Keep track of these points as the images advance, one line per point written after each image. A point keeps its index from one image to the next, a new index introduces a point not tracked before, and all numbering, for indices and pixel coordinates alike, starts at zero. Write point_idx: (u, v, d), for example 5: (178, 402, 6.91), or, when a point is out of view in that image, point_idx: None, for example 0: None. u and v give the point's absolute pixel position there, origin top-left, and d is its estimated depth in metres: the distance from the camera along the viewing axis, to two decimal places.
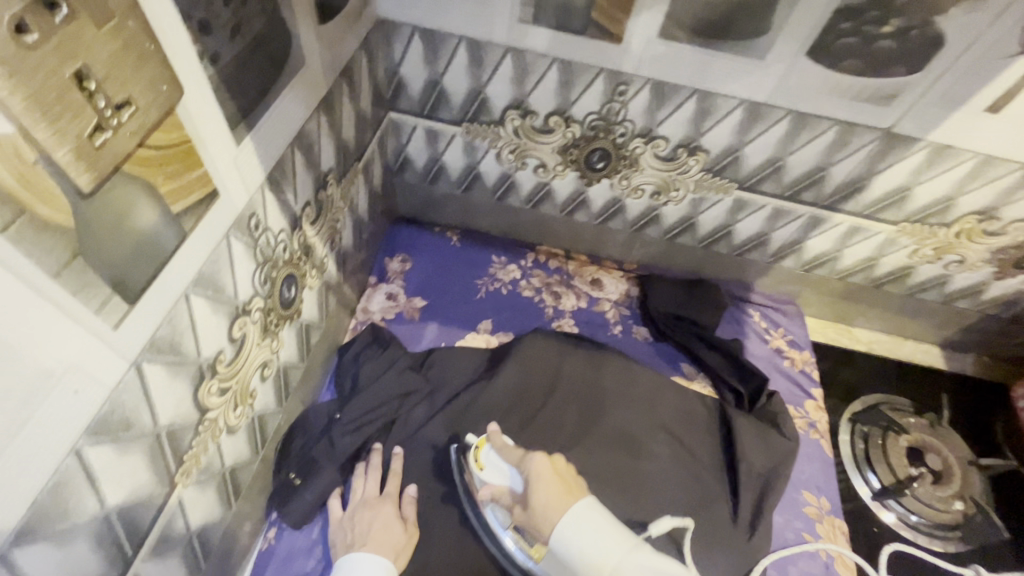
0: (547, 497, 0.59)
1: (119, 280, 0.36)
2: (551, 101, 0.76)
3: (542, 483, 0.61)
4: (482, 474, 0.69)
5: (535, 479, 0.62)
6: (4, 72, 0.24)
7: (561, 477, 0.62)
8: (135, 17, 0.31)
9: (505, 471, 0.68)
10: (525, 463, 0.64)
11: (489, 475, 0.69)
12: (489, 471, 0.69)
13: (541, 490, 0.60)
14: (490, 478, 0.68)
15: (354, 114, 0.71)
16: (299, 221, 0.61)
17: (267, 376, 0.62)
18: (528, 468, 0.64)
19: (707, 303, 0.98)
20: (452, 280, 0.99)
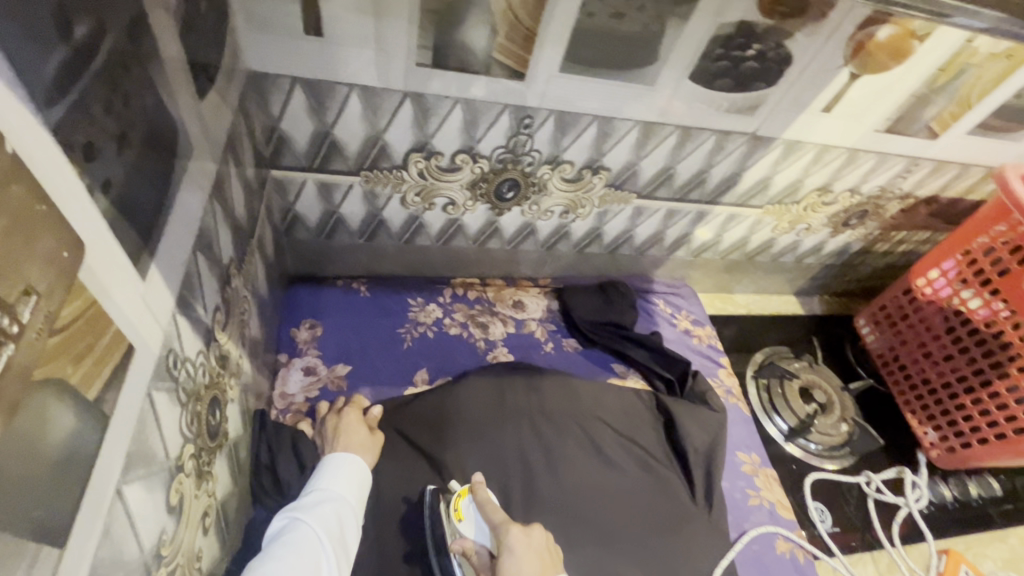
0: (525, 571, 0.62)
1: (45, 523, 0.26)
2: (456, 140, 0.73)
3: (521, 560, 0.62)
4: (459, 524, 0.69)
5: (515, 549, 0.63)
6: None
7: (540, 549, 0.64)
8: (15, 179, 0.22)
9: (482, 528, 0.69)
10: (503, 528, 0.66)
11: (466, 527, 0.69)
12: (467, 524, 0.69)
13: (520, 565, 0.62)
14: (463, 531, 0.69)
15: (240, 187, 0.60)
16: (212, 332, 0.51)
17: (209, 525, 0.51)
18: (507, 533, 0.65)
19: (622, 302, 1.04)
20: (373, 336, 0.91)
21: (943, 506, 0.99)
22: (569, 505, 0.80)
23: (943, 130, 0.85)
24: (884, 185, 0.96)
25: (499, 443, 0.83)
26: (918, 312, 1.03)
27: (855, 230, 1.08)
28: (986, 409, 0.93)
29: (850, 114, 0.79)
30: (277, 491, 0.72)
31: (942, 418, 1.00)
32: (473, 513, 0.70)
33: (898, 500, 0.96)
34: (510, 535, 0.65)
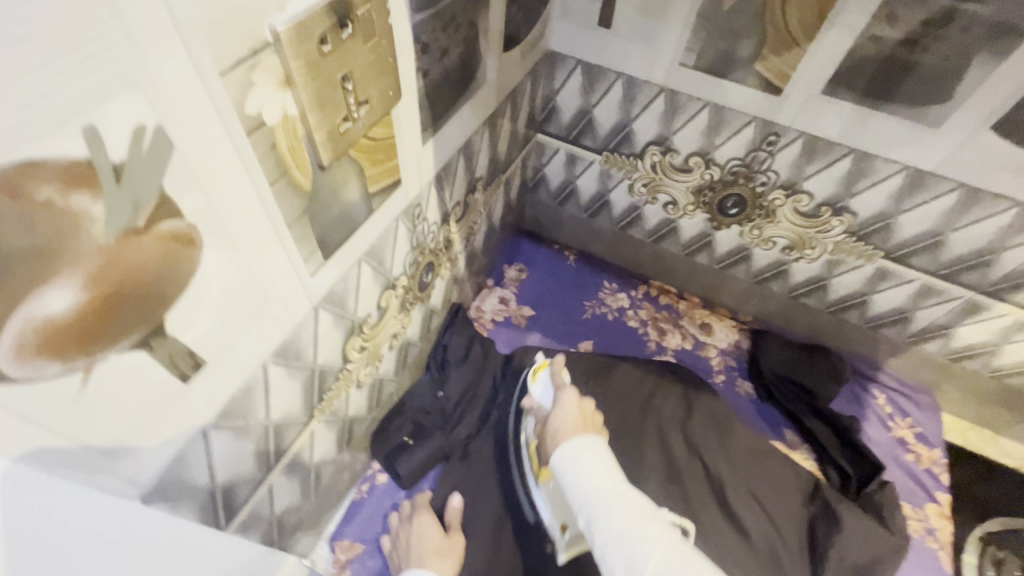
0: (564, 425, 0.59)
1: (324, 239, 0.44)
2: (695, 142, 0.78)
3: (566, 412, 0.61)
4: (533, 387, 0.72)
5: (561, 408, 0.62)
6: (309, 70, 0.33)
7: (585, 417, 0.61)
8: (387, 37, 0.39)
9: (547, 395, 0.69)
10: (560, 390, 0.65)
11: (536, 390, 0.71)
12: (536, 386, 0.71)
13: (559, 421, 0.60)
14: (535, 391, 0.71)
15: (509, 132, 0.79)
16: (448, 217, 0.70)
17: (393, 345, 0.71)
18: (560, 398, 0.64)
19: (826, 370, 0.91)
20: (562, 297, 1.04)
21: None
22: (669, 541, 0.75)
23: None
24: None
25: (623, 438, 0.85)
26: None
27: None
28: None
29: None
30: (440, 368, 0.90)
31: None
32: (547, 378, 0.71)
33: None
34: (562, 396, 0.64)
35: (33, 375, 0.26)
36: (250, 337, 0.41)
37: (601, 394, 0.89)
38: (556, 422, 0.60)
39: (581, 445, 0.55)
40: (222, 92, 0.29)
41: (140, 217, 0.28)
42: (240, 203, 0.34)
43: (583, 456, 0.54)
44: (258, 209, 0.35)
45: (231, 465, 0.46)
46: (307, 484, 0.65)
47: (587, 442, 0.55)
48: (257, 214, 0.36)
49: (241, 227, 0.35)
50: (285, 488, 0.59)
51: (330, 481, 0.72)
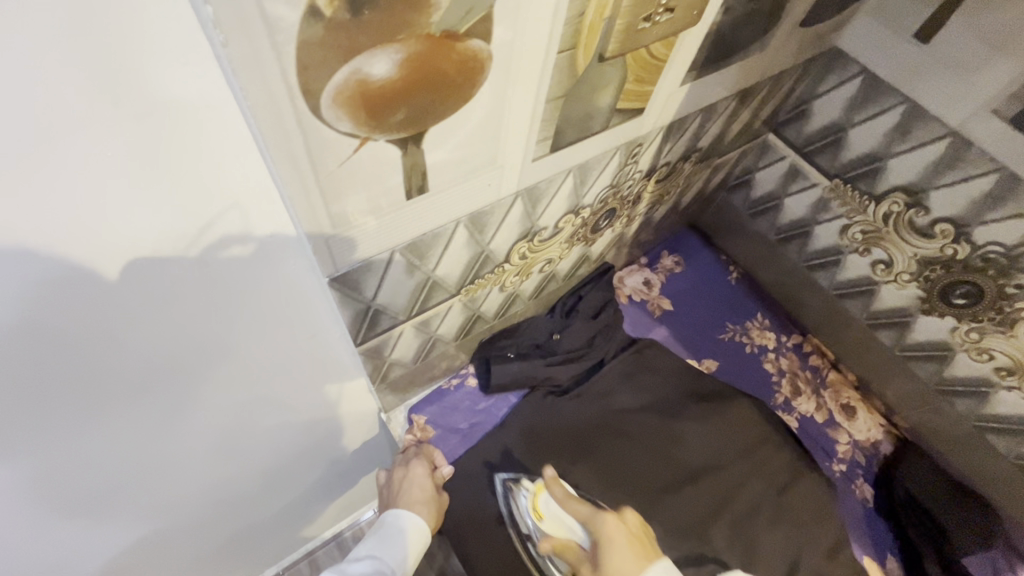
0: (615, 558, 0.57)
1: (561, 131, 0.45)
2: (956, 208, 0.66)
3: (613, 543, 0.58)
4: (542, 523, 0.72)
5: (607, 541, 0.59)
6: None
7: (633, 537, 0.59)
8: None
9: (566, 524, 0.71)
10: (582, 519, 0.63)
11: (549, 525, 0.72)
12: (550, 521, 0.72)
13: (614, 559, 0.57)
14: (547, 529, 0.72)
15: (748, 117, 0.73)
16: (653, 173, 0.67)
17: (543, 270, 0.72)
18: (597, 522, 0.61)
19: (972, 523, 0.78)
20: (707, 308, 0.98)
21: None
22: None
23: None
24: None
25: (707, 466, 0.80)
26: None
27: None
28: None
29: None
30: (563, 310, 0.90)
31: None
32: (549, 508, 0.73)
33: None
34: (605, 524, 0.60)
35: (330, 122, 0.30)
36: (465, 189, 0.43)
37: (703, 416, 0.83)
38: (610, 556, 0.57)
39: None
40: None
41: (465, 23, 0.30)
42: (529, 56, 0.35)
43: None
44: (537, 68, 0.36)
45: (390, 293, 0.50)
46: (421, 350, 0.69)
47: (652, 572, 0.55)
48: (533, 72, 0.36)
49: (518, 80, 0.36)
50: (407, 342, 0.63)
51: (435, 359, 0.77)
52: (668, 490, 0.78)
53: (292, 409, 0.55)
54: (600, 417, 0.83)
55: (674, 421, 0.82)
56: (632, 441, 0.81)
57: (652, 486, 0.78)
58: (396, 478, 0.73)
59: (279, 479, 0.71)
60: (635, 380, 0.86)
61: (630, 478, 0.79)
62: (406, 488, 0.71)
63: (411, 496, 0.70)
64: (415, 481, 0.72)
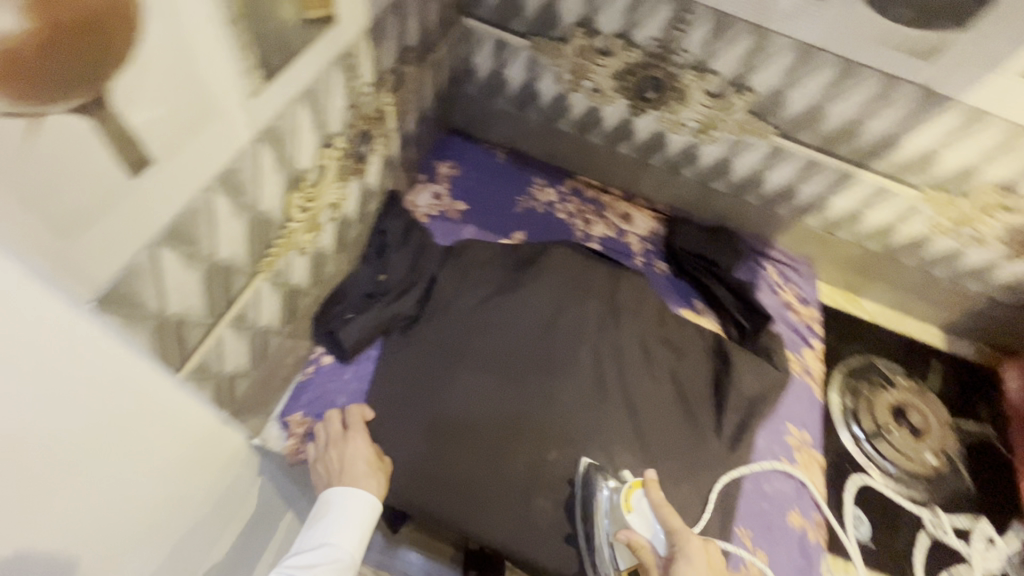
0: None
1: (265, 57, 0.44)
2: (617, 22, 0.83)
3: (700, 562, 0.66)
4: (629, 515, 0.73)
5: (693, 557, 0.67)
6: None
7: (710, 560, 0.68)
8: None
9: (651, 527, 0.72)
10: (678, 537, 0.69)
11: (636, 520, 0.72)
12: (637, 517, 0.72)
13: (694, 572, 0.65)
14: (631, 522, 0.72)
15: (438, 4, 0.78)
16: (382, 83, 0.69)
17: (332, 218, 0.71)
18: (682, 540, 0.69)
19: (727, 247, 1.04)
20: (495, 193, 1.07)
21: None
22: (598, 387, 0.87)
23: None
24: None
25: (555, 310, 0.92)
26: None
27: None
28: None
29: None
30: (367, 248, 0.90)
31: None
32: (639, 509, 0.73)
33: (961, 545, 0.85)
34: (686, 542, 0.68)
35: None
36: (196, 149, 0.41)
37: (532, 276, 0.94)
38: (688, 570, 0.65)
39: None
40: None
41: None
42: None
43: None
44: None
45: (180, 296, 0.46)
46: (255, 351, 0.65)
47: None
48: None
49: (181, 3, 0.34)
50: (232, 347, 0.59)
51: (274, 356, 0.73)
52: (537, 346, 0.88)
53: (140, 447, 0.49)
54: (454, 323, 0.88)
55: (514, 293, 0.92)
56: (490, 327, 0.89)
57: (523, 352, 0.88)
58: (338, 458, 0.73)
59: (189, 553, 0.65)
60: (470, 276, 0.93)
61: (502, 355, 0.87)
62: (351, 465, 0.72)
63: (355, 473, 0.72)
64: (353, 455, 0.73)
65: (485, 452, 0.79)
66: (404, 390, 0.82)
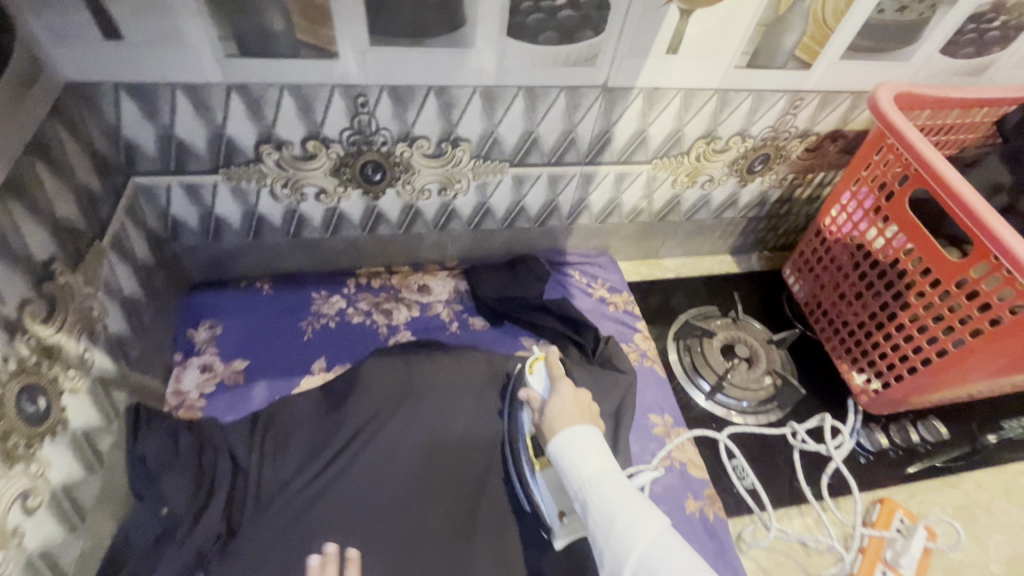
0: (563, 418, 0.67)
1: None
2: (300, 128, 0.76)
3: (559, 400, 0.69)
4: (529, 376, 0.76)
5: (557, 400, 0.70)
6: None
7: (579, 405, 0.70)
8: None
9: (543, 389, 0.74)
10: (559, 383, 0.72)
11: (534, 381, 0.75)
12: (534, 379, 0.75)
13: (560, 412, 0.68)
14: (531, 382, 0.75)
15: (72, 192, 0.64)
16: (18, 325, 0.54)
17: (35, 507, 0.54)
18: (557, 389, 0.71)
19: (529, 276, 1.03)
20: (275, 332, 0.95)
21: (880, 453, 0.94)
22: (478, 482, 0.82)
23: (814, 57, 0.81)
24: (773, 124, 0.92)
25: (385, 443, 0.80)
26: (828, 251, 0.95)
27: (766, 177, 1.04)
28: (919, 347, 0.80)
29: (702, 50, 0.77)
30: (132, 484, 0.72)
31: (881, 363, 0.88)
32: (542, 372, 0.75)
33: (821, 448, 0.90)
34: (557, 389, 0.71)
35: None
36: None
37: (340, 423, 0.83)
38: (556, 404, 0.69)
39: (579, 449, 0.62)
40: None
41: None
42: None
43: (579, 452, 0.62)
44: None
45: None
46: None
47: (582, 430, 0.64)
48: None
49: None
50: None
51: None
52: (398, 497, 0.78)
53: None
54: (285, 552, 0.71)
55: (341, 467, 0.78)
56: (351, 526, 0.75)
57: (394, 515, 0.77)
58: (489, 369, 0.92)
59: None
60: (292, 447, 0.80)
61: (365, 519, 0.76)
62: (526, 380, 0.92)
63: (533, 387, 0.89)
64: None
65: None
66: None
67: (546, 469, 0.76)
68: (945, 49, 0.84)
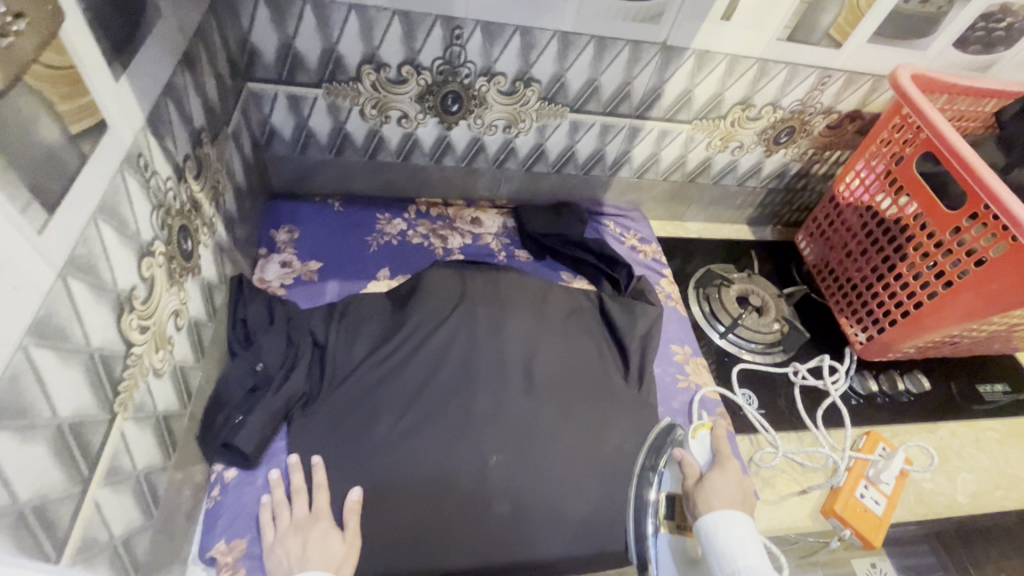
0: (724, 484, 0.79)
1: (34, 185, 0.39)
2: (399, 52, 0.87)
3: (725, 469, 0.82)
4: (693, 441, 0.91)
5: (725, 468, 0.82)
6: None
7: (742, 486, 0.79)
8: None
9: (706, 457, 0.88)
10: (723, 459, 0.84)
11: (694, 448, 0.90)
12: (696, 444, 0.91)
13: (725, 478, 0.80)
14: (694, 446, 0.90)
15: (215, 78, 0.75)
16: (183, 173, 0.64)
17: (181, 326, 0.65)
18: (725, 460, 0.84)
19: (571, 218, 1.15)
20: (344, 242, 1.04)
21: (869, 397, 1.07)
22: (526, 378, 0.90)
23: (844, 37, 0.94)
24: (802, 98, 1.04)
25: (437, 336, 0.90)
26: (840, 215, 1.09)
27: (788, 149, 1.16)
28: (913, 294, 0.93)
29: (751, 20, 0.89)
30: (229, 344, 0.83)
31: (878, 311, 1.01)
32: (705, 441, 0.91)
33: (820, 384, 1.03)
34: (727, 462, 0.84)
35: None
36: None
37: (399, 317, 0.93)
38: (720, 477, 0.80)
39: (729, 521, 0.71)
40: None
41: None
42: None
43: (731, 521, 0.71)
44: None
45: (32, 477, 0.40)
46: (143, 498, 0.58)
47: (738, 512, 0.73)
48: None
49: None
50: (116, 505, 0.52)
51: (170, 498, 0.65)
52: (456, 381, 0.87)
53: None
54: (358, 416, 0.82)
55: (406, 353, 0.88)
56: (416, 402, 0.84)
57: (453, 396, 0.86)
58: (538, 289, 1.02)
59: None
60: (361, 335, 0.89)
61: (417, 394, 0.85)
62: (564, 307, 1.02)
63: (568, 319, 1.00)
64: (324, 531, 0.71)
65: (459, 498, 0.78)
66: (408, 516, 0.76)
67: (672, 533, 0.84)
68: (956, 44, 0.97)
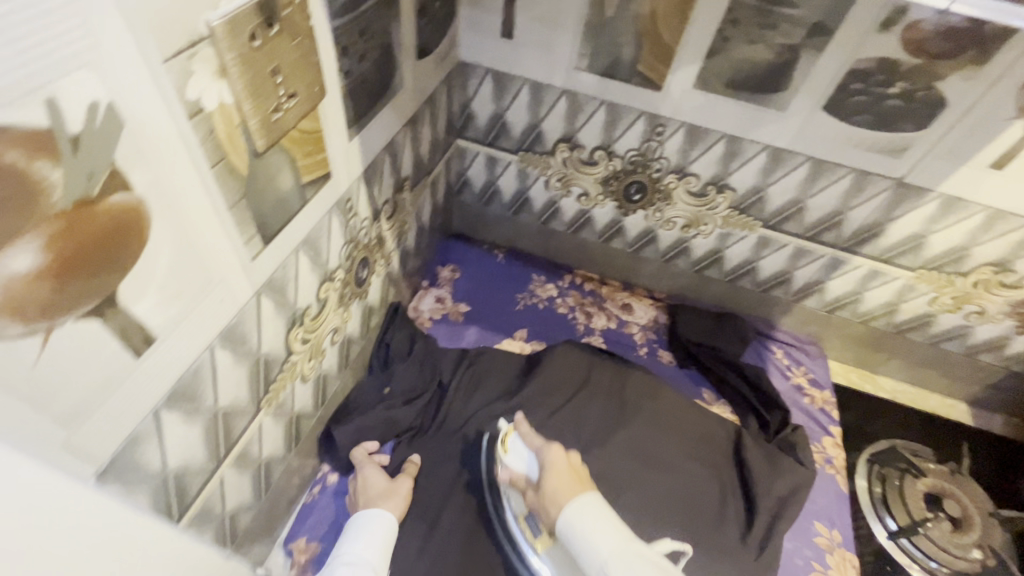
0: (558, 485, 0.63)
1: (261, 221, 0.47)
2: (597, 137, 0.89)
3: (551, 469, 0.66)
4: (505, 457, 0.75)
5: (550, 468, 0.66)
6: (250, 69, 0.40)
7: (573, 470, 0.65)
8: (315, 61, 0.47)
9: (525, 457, 0.74)
10: (543, 451, 0.69)
11: (512, 460, 0.74)
12: (512, 456, 0.75)
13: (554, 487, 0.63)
14: (510, 462, 0.74)
15: (431, 135, 0.85)
16: (379, 214, 0.74)
17: (335, 341, 0.74)
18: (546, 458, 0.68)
19: (732, 333, 1.03)
20: (495, 293, 1.09)
21: None
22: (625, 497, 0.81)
23: None
24: None
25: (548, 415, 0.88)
26: None
27: None
28: None
29: None
30: (370, 360, 0.91)
31: None
32: (518, 446, 0.75)
33: None
34: (553, 455, 0.68)
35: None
36: (194, 318, 0.43)
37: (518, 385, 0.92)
38: (551, 480, 0.64)
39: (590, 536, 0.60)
40: (163, 66, 0.34)
41: (94, 185, 0.32)
42: (182, 182, 0.38)
43: (586, 515, 0.59)
44: (203, 196, 0.40)
45: (181, 449, 0.48)
46: (259, 480, 0.66)
47: (585, 500, 0.60)
48: (207, 202, 0.40)
49: (178, 195, 0.38)
50: (234, 483, 0.60)
51: (280, 485, 0.73)
52: None
53: None
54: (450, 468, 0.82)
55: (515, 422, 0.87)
56: None
57: None
58: (673, 405, 0.92)
59: None
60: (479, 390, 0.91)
61: None
62: (695, 432, 0.90)
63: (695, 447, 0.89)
64: None
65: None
66: None
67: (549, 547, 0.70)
68: None
